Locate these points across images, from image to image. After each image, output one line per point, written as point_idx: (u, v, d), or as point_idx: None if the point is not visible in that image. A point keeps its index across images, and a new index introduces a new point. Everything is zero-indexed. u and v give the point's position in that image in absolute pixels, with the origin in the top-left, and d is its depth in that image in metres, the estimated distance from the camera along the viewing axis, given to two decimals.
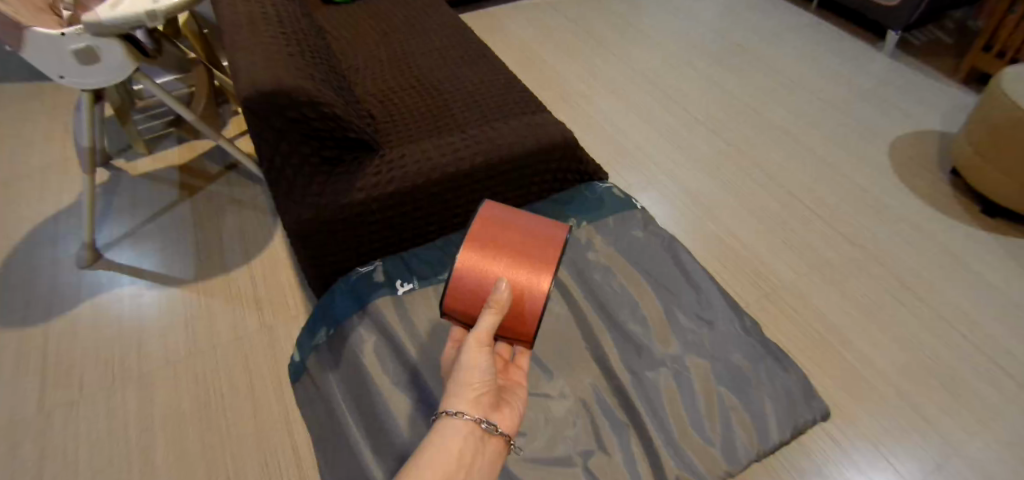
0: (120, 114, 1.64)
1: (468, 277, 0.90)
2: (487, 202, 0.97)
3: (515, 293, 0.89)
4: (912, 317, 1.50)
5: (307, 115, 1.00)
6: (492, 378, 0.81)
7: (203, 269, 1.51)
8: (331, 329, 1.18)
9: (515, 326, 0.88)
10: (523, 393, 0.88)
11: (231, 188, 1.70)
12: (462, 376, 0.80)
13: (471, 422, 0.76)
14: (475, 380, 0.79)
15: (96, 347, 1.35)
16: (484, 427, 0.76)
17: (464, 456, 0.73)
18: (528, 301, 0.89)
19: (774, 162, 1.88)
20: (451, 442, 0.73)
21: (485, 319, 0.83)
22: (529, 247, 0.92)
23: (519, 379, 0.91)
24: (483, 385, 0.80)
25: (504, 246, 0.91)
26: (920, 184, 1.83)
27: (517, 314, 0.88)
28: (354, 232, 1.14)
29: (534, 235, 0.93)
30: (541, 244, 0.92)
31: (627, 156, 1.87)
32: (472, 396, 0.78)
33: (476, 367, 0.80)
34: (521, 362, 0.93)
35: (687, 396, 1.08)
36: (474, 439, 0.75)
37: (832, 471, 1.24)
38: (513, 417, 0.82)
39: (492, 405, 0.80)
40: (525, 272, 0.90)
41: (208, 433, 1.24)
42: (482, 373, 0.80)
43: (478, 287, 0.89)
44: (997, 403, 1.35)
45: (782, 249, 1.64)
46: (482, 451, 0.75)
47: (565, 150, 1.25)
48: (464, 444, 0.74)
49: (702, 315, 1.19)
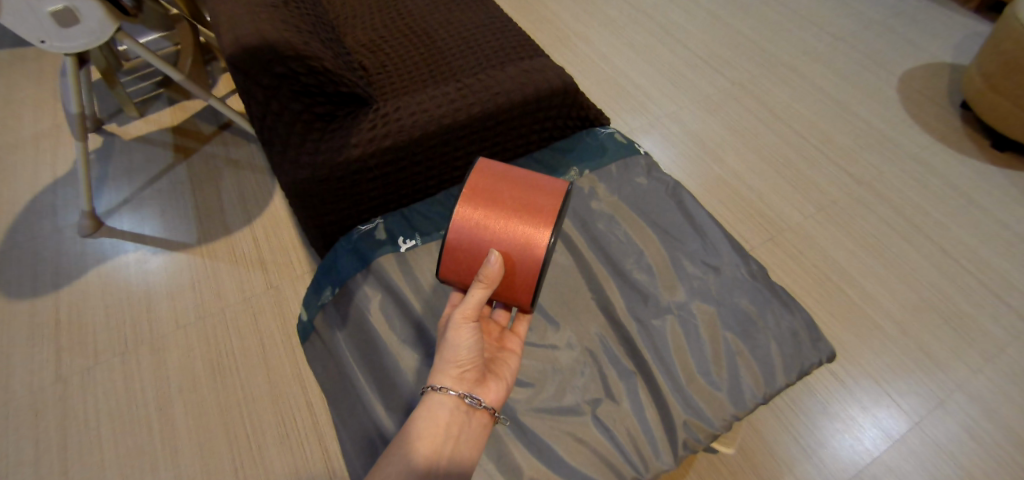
0: (107, 76, 1.59)
1: (460, 249, 0.92)
2: (480, 163, 0.96)
3: (514, 262, 0.90)
4: (918, 256, 1.49)
5: (294, 70, 0.98)
6: (477, 354, 0.89)
7: (205, 231, 1.51)
8: (337, 288, 1.17)
9: (507, 293, 0.93)
10: (515, 361, 0.97)
11: (227, 148, 1.67)
12: (450, 353, 0.88)
13: (455, 398, 0.86)
14: (459, 357, 0.88)
15: (107, 314, 1.37)
16: (469, 402, 0.87)
17: (450, 429, 0.86)
18: (521, 268, 0.90)
19: (780, 100, 1.83)
20: (436, 416, 0.85)
21: (474, 294, 0.89)
22: (527, 211, 0.91)
23: (514, 346, 0.98)
24: (467, 362, 0.88)
25: (500, 212, 0.91)
26: (930, 119, 1.78)
27: (508, 281, 0.92)
28: (353, 190, 1.12)
29: (531, 198, 0.92)
30: (540, 207, 0.91)
31: (629, 100, 1.82)
32: (459, 371, 0.88)
33: (462, 346, 0.88)
34: (518, 329, 1.00)
35: (693, 342, 1.08)
36: (460, 413, 0.86)
37: (835, 408, 1.27)
38: (500, 389, 0.92)
39: (479, 379, 0.90)
40: (522, 234, 0.90)
41: (225, 392, 1.28)
42: (467, 350, 0.89)
43: (472, 258, 0.92)
44: (1000, 338, 1.37)
45: (788, 190, 1.62)
46: (466, 423, 0.87)
47: (566, 96, 1.21)
48: (450, 418, 0.86)
49: (708, 261, 1.17)
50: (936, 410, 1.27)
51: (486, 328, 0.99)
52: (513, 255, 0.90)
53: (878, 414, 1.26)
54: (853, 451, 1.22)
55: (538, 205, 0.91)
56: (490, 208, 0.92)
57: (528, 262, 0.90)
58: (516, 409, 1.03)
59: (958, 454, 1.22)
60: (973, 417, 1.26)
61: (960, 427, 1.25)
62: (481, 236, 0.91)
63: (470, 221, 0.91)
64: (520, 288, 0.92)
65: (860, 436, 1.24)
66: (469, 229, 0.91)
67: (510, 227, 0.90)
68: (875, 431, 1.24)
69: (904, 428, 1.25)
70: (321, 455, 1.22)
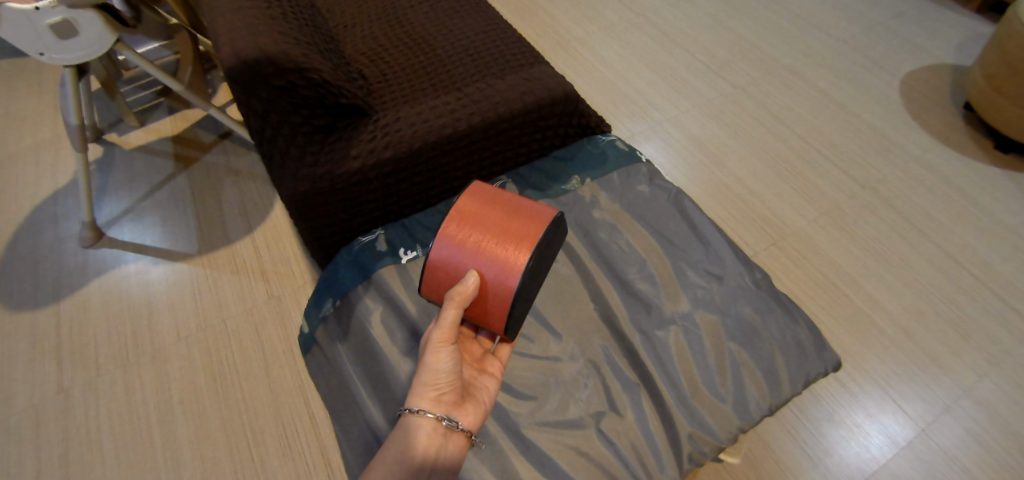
0: (107, 87, 1.59)
1: (440, 269, 0.95)
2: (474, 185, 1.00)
3: (493, 288, 0.92)
4: (923, 260, 1.48)
5: (293, 83, 0.96)
6: (455, 376, 0.91)
7: (205, 241, 1.50)
8: (338, 300, 1.15)
9: (478, 314, 0.95)
10: (495, 384, 0.98)
11: (227, 157, 1.67)
12: (428, 376, 0.90)
13: (433, 420, 0.88)
14: (437, 380, 0.90)
15: (109, 325, 1.37)
16: (446, 425, 0.88)
17: (428, 452, 0.87)
18: (493, 292, 0.92)
19: (781, 103, 1.82)
20: (413, 441, 0.87)
21: (447, 315, 0.91)
22: (504, 240, 0.92)
23: (494, 370, 1.00)
24: (445, 384, 0.90)
25: (481, 234, 0.93)
26: (932, 122, 1.77)
27: (483, 306, 0.94)
28: (353, 202, 1.11)
29: (514, 224, 0.94)
30: (520, 232, 0.93)
31: (630, 105, 1.82)
32: (436, 392, 0.90)
33: (440, 369, 0.90)
34: (500, 353, 1.01)
35: (698, 353, 1.07)
36: (436, 436, 0.88)
37: (841, 415, 1.26)
38: (477, 412, 0.93)
39: (457, 401, 0.91)
40: (501, 256, 0.92)
41: (226, 404, 1.27)
42: (445, 372, 0.90)
43: (450, 278, 0.95)
44: (1006, 342, 1.35)
45: (790, 194, 1.61)
46: (443, 446, 0.88)
47: (566, 104, 1.21)
48: (428, 440, 0.87)
49: (712, 270, 1.16)
50: (943, 416, 1.26)
51: (469, 350, 1.01)
52: (490, 279, 0.92)
53: (885, 421, 1.25)
54: (860, 458, 1.21)
55: (515, 237, 0.92)
56: (472, 227, 0.95)
57: (500, 287, 0.91)
58: (520, 423, 1.01)
59: (965, 460, 1.21)
60: (980, 422, 1.25)
61: (966, 433, 1.24)
62: (457, 256, 0.94)
63: (452, 243, 0.94)
64: (491, 313, 0.94)
65: (866, 444, 1.23)
66: (450, 248, 0.94)
67: (488, 250, 0.92)
68: (881, 438, 1.23)
69: (911, 435, 1.24)
70: (324, 467, 1.21)
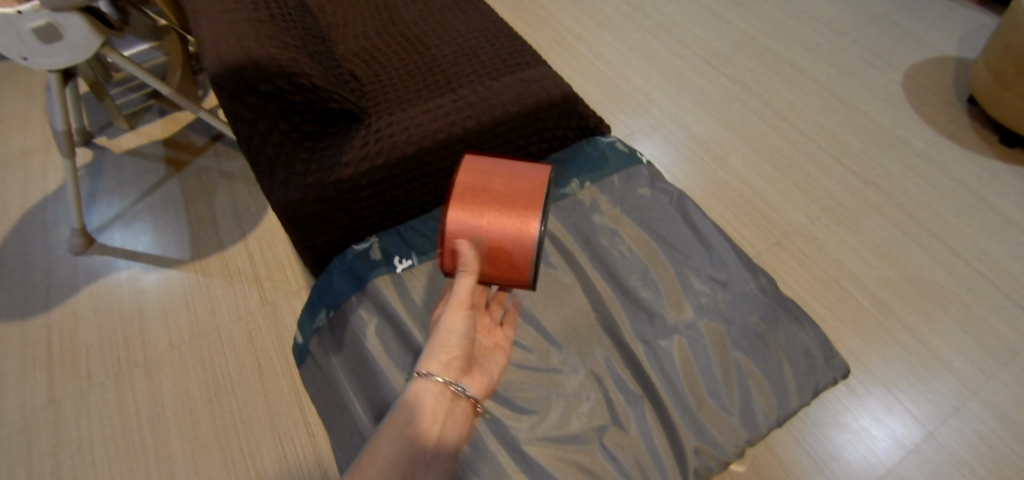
0: (96, 90, 1.55)
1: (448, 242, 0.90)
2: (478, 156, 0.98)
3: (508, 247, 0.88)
4: (929, 259, 1.45)
5: (281, 88, 0.93)
6: (467, 343, 0.89)
7: (198, 248, 1.47)
8: (331, 311, 1.12)
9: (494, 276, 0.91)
10: (501, 358, 0.96)
11: (219, 161, 1.64)
12: (439, 339, 0.87)
13: (442, 384, 0.84)
14: (450, 344, 0.87)
15: (100, 334, 1.34)
16: (455, 389, 0.85)
17: (437, 416, 0.82)
18: (508, 251, 0.88)
19: (783, 99, 1.79)
20: (426, 402, 0.82)
21: (463, 283, 0.88)
22: (511, 198, 0.89)
23: (500, 345, 0.98)
24: (457, 349, 0.87)
25: (486, 197, 0.89)
26: (936, 117, 1.74)
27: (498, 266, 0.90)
28: (346, 209, 1.08)
29: (519, 182, 0.91)
30: (526, 189, 0.90)
31: (629, 102, 1.78)
32: (447, 355, 0.86)
33: (454, 332, 0.88)
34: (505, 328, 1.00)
35: (702, 362, 1.05)
36: (445, 399, 0.84)
37: (847, 419, 1.24)
38: (484, 382, 0.91)
39: (464, 369, 0.88)
40: (507, 219, 0.88)
41: (221, 415, 1.25)
42: (457, 337, 0.88)
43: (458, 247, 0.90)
44: (1015, 343, 1.33)
45: (793, 192, 1.58)
46: (451, 411, 0.84)
47: (565, 106, 1.18)
48: (437, 404, 0.83)
49: (716, 276, 1.13)
50: (951, 419, 1.24)
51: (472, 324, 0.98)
52: (503, 237, 0.88)
53: (891, 425, 1.23)
54: (867, 463, 1.19)
55: (522, 193, 0.90)
56: (471, 199, 0.90)
57: (516, 243, 0.88)
58: (520, 438, 0.99)
59: (974, 463, 1.19)
60: (989, 425, 1.23)
61: (975, 436, 1.22)
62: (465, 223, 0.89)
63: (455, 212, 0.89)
64: (509, 271, 0.89)
65: (874, 448, 1.20)
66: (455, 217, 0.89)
67: (497, 212, 0.88)
68: (888, 441, 1.21)
69: (918, 438, 1.21)
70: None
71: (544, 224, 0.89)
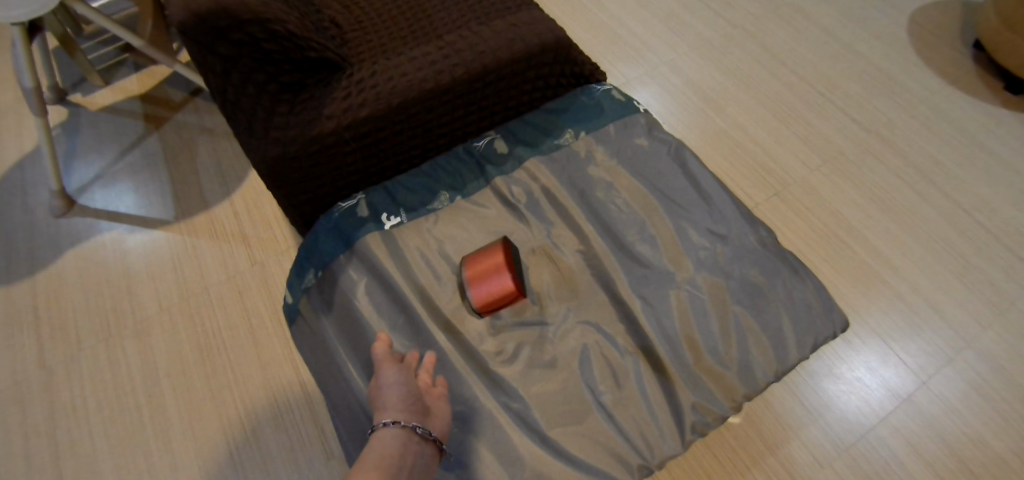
0: (66, 45, 1.45)
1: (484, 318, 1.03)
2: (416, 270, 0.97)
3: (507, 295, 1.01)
4: (929, 209, 1.43)
5: (254, 36, 0.87)
6: (410, 388, 0.85)
7: (182, 208, 1.43)
8: (320, 270, 1.08)
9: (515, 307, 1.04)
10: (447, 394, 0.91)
11: (200, 116, 1.57)
12: (386, 397, 0.82)
13: (404, 429, 0.78)
14: (394, 394, 0.83)
15: (87, 298, 1.31)
16: (419, 432, 0.79)
17: (407, 459, 0.76)
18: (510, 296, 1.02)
19: (784, 44, 1.72)
20: (391, 447, 0.75)
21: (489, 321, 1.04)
22: (490, 275, 1.02)
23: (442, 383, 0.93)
24: (406, 395, 0.83)
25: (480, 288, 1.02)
26: (942, 61, 1.68)
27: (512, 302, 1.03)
28: (329, 165, 1.04)
29: (486, 263, 1.03)
30: (492, 260, 1.03)
31: (624, 48, 1.71)
32: (404, 406, 0.81)
33: (394, 387, 0.84)
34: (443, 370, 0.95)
35: (700, 317, 1.03)
36: (412, 443, 0.78)
37: (841, 369, 1.24)
38: (442, 423, 0.85)
39: (422, 412, 0.83)
40: (496, 286, 1.01)
41: (215, 376, 1.24)
42: (398, 388, 0.84)
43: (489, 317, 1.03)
44: (1012, 292, 1.32)
45: (793, 142, 1.54)
46: (419, 453, 0.78)
47: (558, 52, 1.12)
48: (403, 450, 0.76)
49: (714, 229, 1.10)
50: (944, 368, 1.24)
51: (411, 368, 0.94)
52: (502, 295, 1.01)
53: (885, 374, 1.23)
54: (860, 412, 1.20)
55: (492, 268, 1.02)
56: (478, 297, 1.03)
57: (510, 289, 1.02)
58: (516, 396, 0.98)
59: (966, 411, 1.20)
60: (982, 374, 1.24)
61: (967, 384, 1.23)
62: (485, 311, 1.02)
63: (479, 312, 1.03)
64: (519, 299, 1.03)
65: (867, 397, 1.21)
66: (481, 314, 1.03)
67: (487, 287, 1.01)
68: (882, 391, 1.22)
69: (911, 387, 1.22)
70: (319, 438, 1.18)
71: (514, 262, 1.03)
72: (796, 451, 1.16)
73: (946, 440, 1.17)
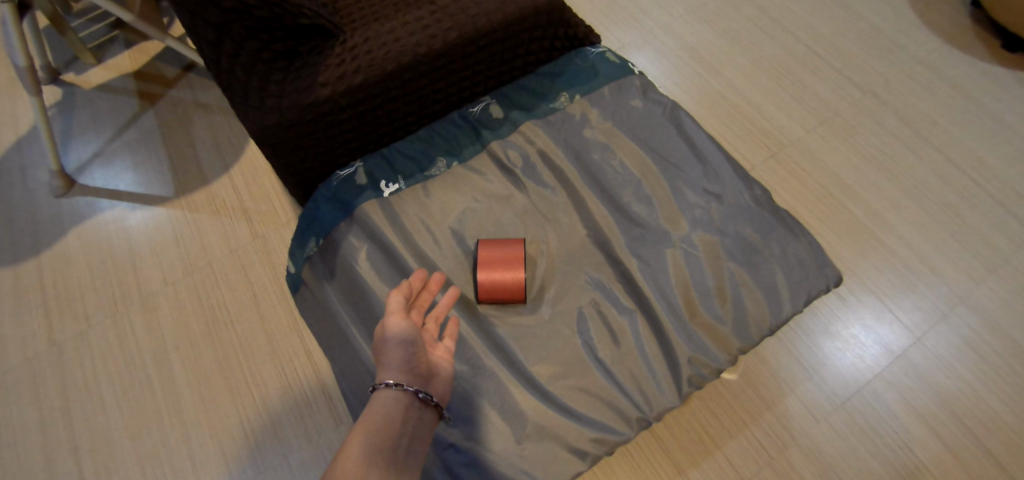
0: (56, 23, 1.42)
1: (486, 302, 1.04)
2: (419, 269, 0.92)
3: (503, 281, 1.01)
4: (924, 168, 1.43)
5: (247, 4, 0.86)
6: (420, 344, 0.77)
7: (182, 184, 1.44)
8: (321, 239, 1.09)
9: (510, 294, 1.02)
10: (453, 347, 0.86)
11: (194, 92, 1.57)
12: (391, 352, 0.76)
13: (409, 394, 0.73)
14: (401, 349, 0.76)
15: (93, 276, 1.33)
16: (422, 397, 0.74)
17: (406, 426, 0.71)
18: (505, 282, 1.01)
19: (780, 5, 1.70)
20: (392, 414, 0.71)
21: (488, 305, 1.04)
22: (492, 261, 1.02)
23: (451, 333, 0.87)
24: (414, 353, 0.76)
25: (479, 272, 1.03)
26: (938, 19, 1.66)
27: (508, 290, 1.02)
28: (326, 133, 1.04)
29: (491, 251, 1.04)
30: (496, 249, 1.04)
31: (619, 12, 1.69)
32: (409, 367, 0.75)
33: (404, 341, 0.76)
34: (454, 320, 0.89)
35: (696, 275, 1.05)
36: (413, 409, 0.73)
37: (837, 327, 1.26)
38: (446, 382, 0.80)
39: (428, 373, 0.77)
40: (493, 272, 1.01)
41: (222, 347, 1.26)
42: (407, 344, 0.76)
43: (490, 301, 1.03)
44: (1005, 248, 1.33)
45: (790, 103, 1.53)
46: (420, 419, 0.74)
47: (551, 14, 1.11)
48: (403, 415, 0.72)
49: (710, 189, 1.11)
50: (938, 324, 1.26)
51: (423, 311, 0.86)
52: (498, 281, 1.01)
53: (880, 331, 1.25)
54: (855, 368, 1.22)
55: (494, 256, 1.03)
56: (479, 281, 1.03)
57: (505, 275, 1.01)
58: (517, 355, 1.00)
59: (958, 365, 1.22)
60: (974, 329, 1.26)
61: (959, 339, 1.25)
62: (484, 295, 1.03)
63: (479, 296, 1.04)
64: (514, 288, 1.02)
65: (862, 354, 1.23)
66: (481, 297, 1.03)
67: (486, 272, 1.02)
68: (875, 347, 1.24)
69: (905, 343, 1.24)
70: (326, 403, 1.21)
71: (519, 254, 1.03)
72: (792, 406, 1.19)
73: (938, 393, 1.20)
